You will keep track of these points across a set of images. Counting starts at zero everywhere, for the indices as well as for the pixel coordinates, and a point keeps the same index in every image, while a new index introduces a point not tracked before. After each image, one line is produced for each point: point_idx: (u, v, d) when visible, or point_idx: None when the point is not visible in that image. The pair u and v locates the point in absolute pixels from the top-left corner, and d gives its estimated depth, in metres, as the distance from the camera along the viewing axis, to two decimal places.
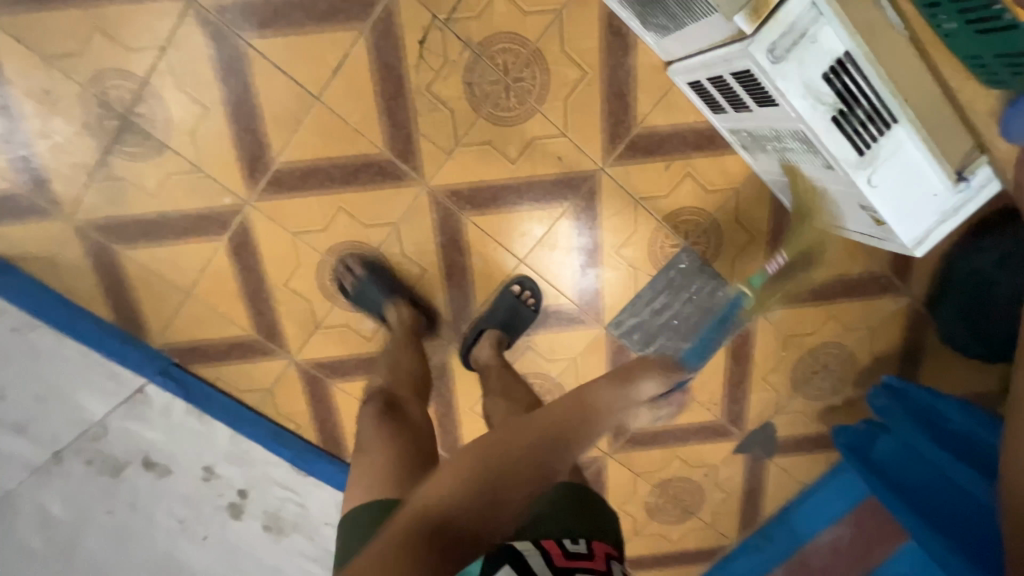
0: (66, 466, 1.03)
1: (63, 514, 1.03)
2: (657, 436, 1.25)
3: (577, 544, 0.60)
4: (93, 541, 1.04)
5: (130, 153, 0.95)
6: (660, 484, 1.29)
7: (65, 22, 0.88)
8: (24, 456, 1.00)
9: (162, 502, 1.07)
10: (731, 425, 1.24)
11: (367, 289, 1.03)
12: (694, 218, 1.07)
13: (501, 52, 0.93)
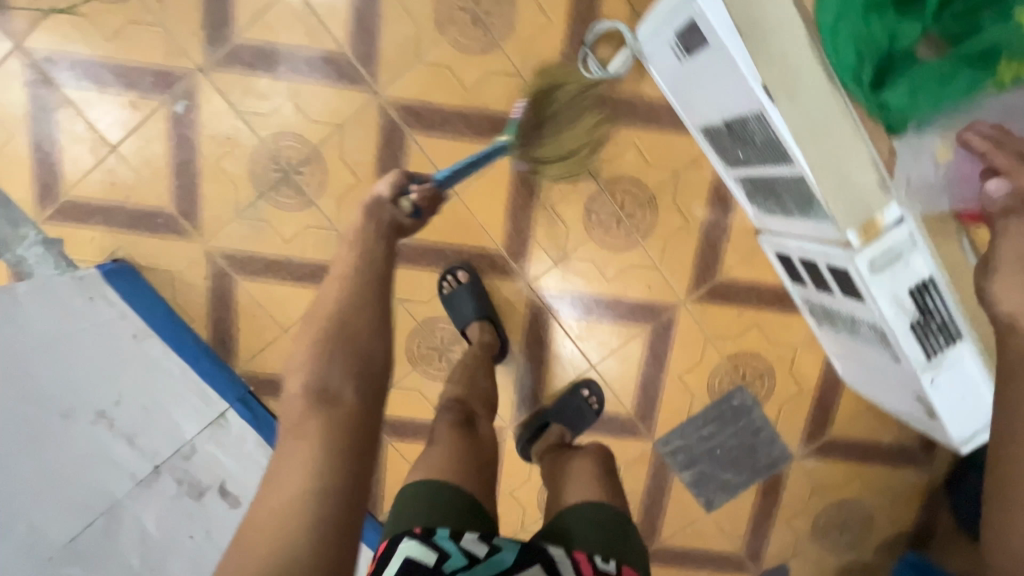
0: (159, 481, 0.92)
1: (154, 532, 0.90)
2: (677, 557, 1.28)
3: (607, 563, 0.67)
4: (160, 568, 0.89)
5: (281, 202, 1.06)
6: None
7: (265, 88, 1.01)
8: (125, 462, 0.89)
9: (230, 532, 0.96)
10: (748, 560, 1.29)
11: (460, 295, 1.08)
12: (754, 363, 1.17)
13: (621, 191, 1.08)
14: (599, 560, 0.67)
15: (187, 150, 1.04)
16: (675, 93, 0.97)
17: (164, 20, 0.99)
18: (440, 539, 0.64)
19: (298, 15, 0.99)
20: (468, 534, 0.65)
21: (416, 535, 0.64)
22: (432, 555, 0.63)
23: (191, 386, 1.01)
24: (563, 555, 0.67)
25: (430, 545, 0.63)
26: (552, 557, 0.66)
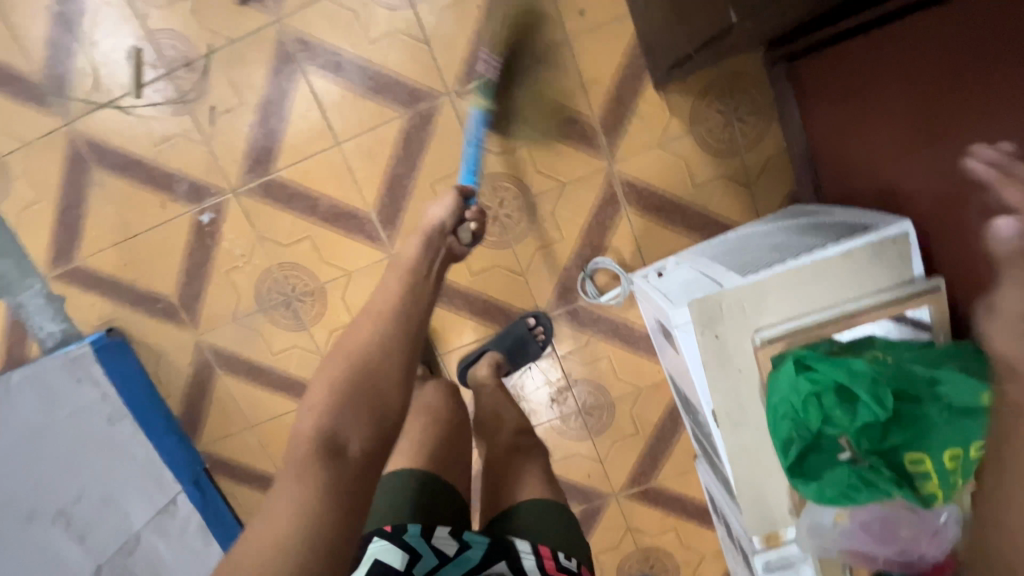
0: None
1: None
2: None
3: (568, 560, 0.70)
4: None
5: (277, 319, 1.13)
6: None
7: (290, 224, 1.08)
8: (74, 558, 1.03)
9: None
10: None
11: None
12: (663, 558, 1.28)
13: (587, 389, 1.17)
14: (562, 556, 0.70)
15: (202, 254, 1.10)
16: (653, 333, 1.04)
17: (210, 138, 1.04)
18: (410, 538, 0.68)
19: (334, 169, 1.05)
20: (442, 532, 0.69)
21: (385, 534, 0.69)
22: (399, 556, 0.67)
23: (154, 464, 1.12)
24: (528, 549, 0.69)
25: (397, 541, 0.68)
26: (518, 555, 0.68)
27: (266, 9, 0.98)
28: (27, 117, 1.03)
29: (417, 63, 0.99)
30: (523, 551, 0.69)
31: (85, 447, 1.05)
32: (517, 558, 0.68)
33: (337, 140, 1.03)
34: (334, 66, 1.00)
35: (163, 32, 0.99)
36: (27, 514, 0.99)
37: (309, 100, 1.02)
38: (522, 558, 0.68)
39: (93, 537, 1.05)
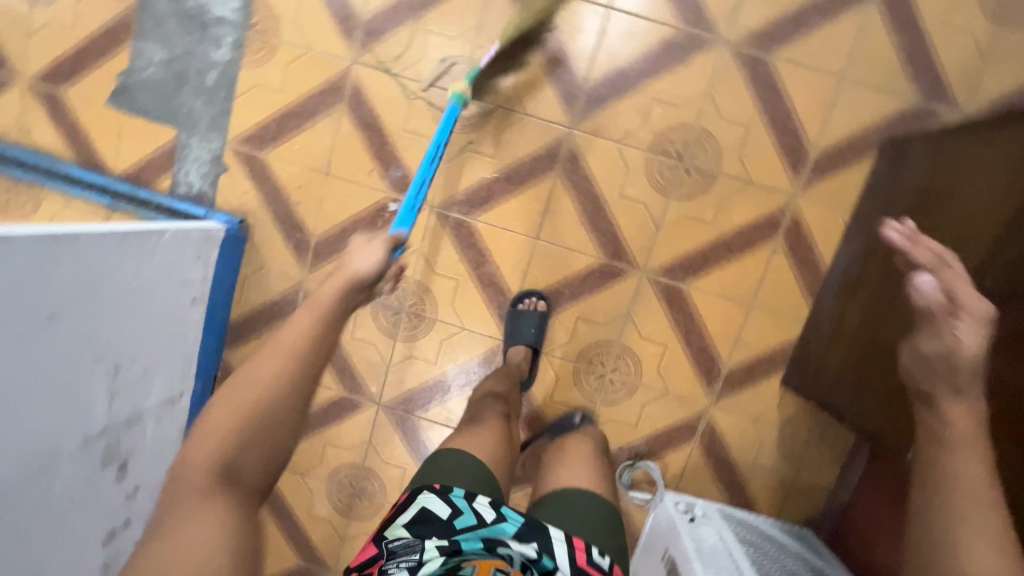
0: (97, 443, 0.91)
1: (62, 490, 0.85)
2: None
3: (600, 557, 0.64)
4: (54, 516, 0.84)
5: (380, 315, 1.20)
6: None
7: (452, 261, 1.16)
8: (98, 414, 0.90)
9: (99, 516, 0.96)
10: None
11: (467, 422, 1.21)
12: None
13: None
14: (595, 550, 0.64)
15: (366, 226, 1.15)
16: (646, 549, 1.14)
17: (449, 158, 1.13)
18: (456, 496, 0.64)
19: (518, 251, 1.15)
20: (483, 498, 0.64)
21: (434, 488, 0.65)
22: (447, 511, 0.62)
23: (183, 361, 1.11)
24: (562, 537, 0.63)
25: (445, 500, 0.63)
26: (548, 540, 0.62)
27: (570, 116, 1.09)
28: (329, 31, 1.10)
29: (640, 233, 1.12)
30: (557, 537, 0.63)
31: (170, 316, 1.03)
32: (548, 541, 0.62)
33: (538, 234, 1.14)
34: (583, 187, 1.12)
35: (483, 67, 1.09)
36: (95, 355, 0.85)
37: (543, 193, 1.12)
38: (555, 544, 0.62)
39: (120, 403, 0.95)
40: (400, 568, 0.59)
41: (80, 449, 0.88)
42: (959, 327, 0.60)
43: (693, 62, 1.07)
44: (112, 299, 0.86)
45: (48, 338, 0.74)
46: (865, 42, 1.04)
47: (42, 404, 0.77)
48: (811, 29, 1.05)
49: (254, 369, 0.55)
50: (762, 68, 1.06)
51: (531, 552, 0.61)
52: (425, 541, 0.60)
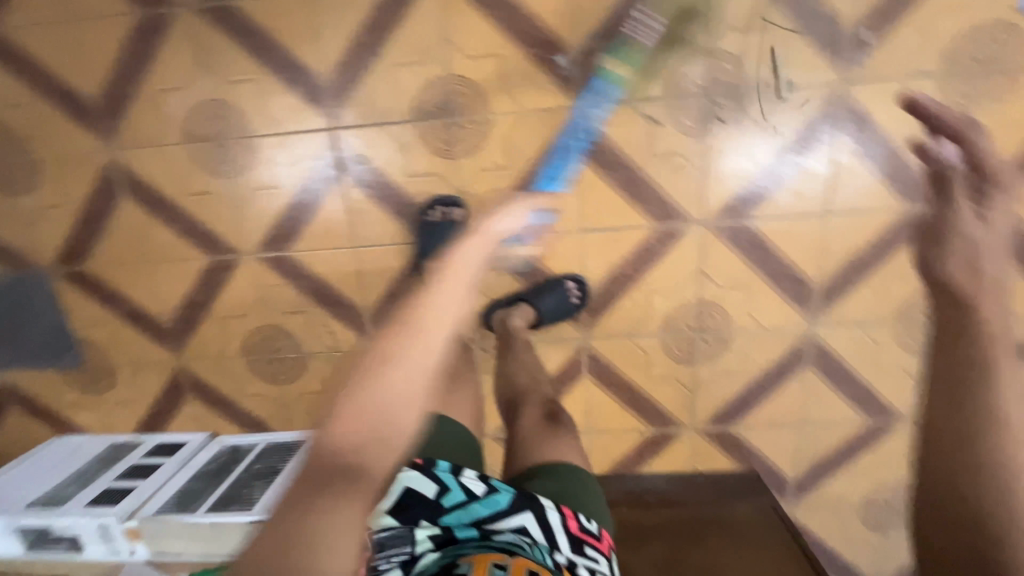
0: None
1: None
2: None
3: (589, 522, 0.76)
4: None
5: (433, 89, 1.00)
6: None
7: (525, 151, 1.02)
8: None
9: None
10: None
11: (362, 227, 1.10)
12: (101, 379, 1.27)
13: (294, 366, 1.22)
14: (582, 517, 0.75)
15: (527, 36, 0.96)
16: None
17: (635, 105, 0.99)
18: (442, 471, 0.74)
19: (564, 215, 1.07)
20: (471, 473, 0.74)
21: (417, 466, 0.73)
22: (434, 489, 0.72)
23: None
24: (551, 505, 0.74)
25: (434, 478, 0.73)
26: (540, 508, 0.72)
27: (718, 218, 1.05)
28: None
29: (618, 322, 1.13)
30: (547, 505, 0.73)
31: None
32: (539, 508, 0.72)
33: (585, 231, 1.07)
34: (644, 254, 1.08)
35: (740, 111, 0.99)
36: None
37: (626, 220, 1.06)
38: (546, 510, 0.73)
39: None
40: (395, 561, 0.69)
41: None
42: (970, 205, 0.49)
43: (788, 307, 1.10)
44: None
45: None
46: (832, 429, 1.20)
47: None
48: (837, 389, 1.16)
49: (343, 413, 0.43)
50: (792, 363, 1.15)
51: (523, 522, 0.71)
52: (416, 531, 0.71)
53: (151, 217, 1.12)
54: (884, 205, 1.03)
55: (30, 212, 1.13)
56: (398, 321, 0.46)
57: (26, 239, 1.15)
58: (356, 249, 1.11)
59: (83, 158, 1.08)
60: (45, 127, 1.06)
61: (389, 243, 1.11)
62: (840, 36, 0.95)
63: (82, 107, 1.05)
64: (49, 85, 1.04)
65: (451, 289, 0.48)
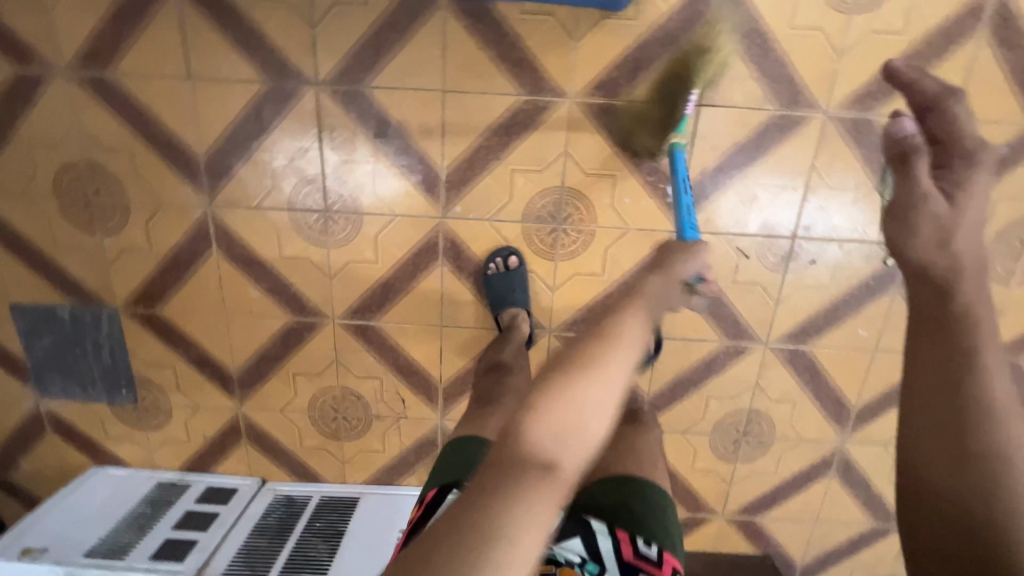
0: None
1: None
2: None
3: (646, 547, 0.80)
4: None
5: (546, 196, 1.05)
6: None
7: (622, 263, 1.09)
8: None
9: None
10: None
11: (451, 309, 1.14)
12: (153, 418, 1.25)
13: (358, 425, 1.24)
14: (641, 542, 0.79)
15: (645, 165, 1.02)
16: (390, 499, 1.25)
17: (730, 238, 1.07)
18: None
19: None
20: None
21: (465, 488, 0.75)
22: None
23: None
24: (604, 530, 0.81)
25: None
26: (592, 534, 0.81)
27: (782, 342, 1.16)
28: (859, 76, 0.96)
29: (675, 420, 1.23)
30: (598, 530, 0.81)
31: None
32: (589, 534, 0.81)
33: (661, 337, 1.16)
34: (710, 364, 1.18)
35: (821, 256, 1.09)
36: None
37: (701, 333, 1.15)
38: (597, 536, 0.80)
39: None
40: None
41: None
42: (928, 179, 0.65)
43: (826, 423, 1.23)
44: None
45: None
46: (842, 528, 1.34)
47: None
48: (854, 495, 1.30)
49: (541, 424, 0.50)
50: (820, 469, 1.28)
51: (576, 545, 0.80)
52: None
53: (239, 274, 1.11)
54: None
55: (111, 252, 1.10)
56: (535, 471, 0.49)
57: (100, 277, 1.12)
58: (441, 327, 1.15)
59: (179, 208, 1.07)
60: (146, 173, 1.04)
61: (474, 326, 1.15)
62: None
63: (189, 161, 1.04)
64: (158, 135, 1.02)
65: (589, 398, 0.52)
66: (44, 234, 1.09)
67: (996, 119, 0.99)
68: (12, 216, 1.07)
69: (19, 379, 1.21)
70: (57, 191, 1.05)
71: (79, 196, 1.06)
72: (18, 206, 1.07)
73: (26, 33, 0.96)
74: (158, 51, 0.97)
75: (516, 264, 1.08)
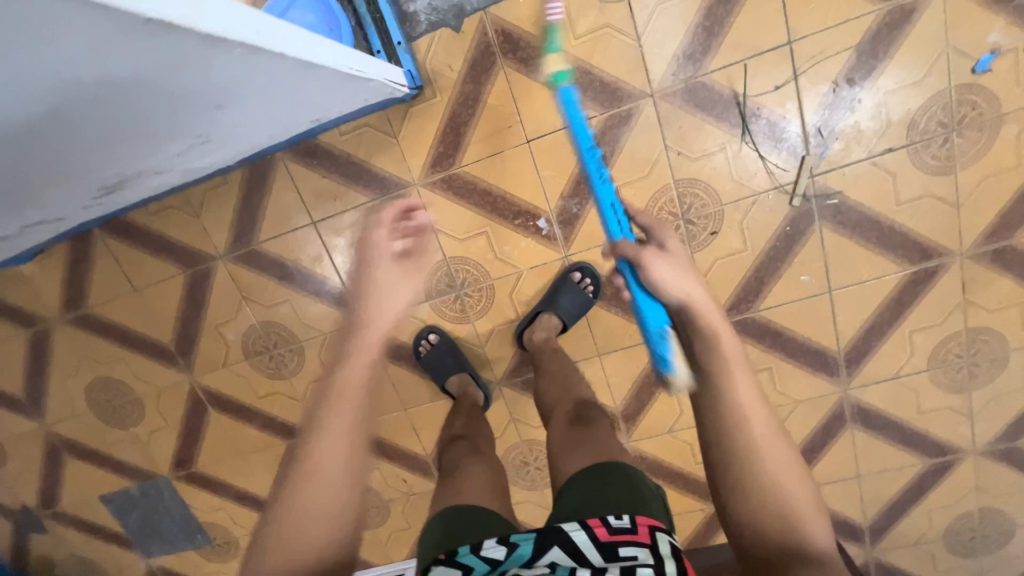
0: (153, 156, 0.76)
1: (65, 169, 0.69)
2: (59, 462, 1.40)
3: (618, 518, 0.58)
4: (42, 177, 0.69)
5: (436, 272, 1.12)
6: (16, 444, 1.39)
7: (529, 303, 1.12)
8: (184, 142, 0.74)
9: (61, 196, 0.80)
10: (53, 509, 1.46)
11: (406, 392, 1.24)
12: (226, 551, 1.48)
13: (377, 513, 1.37)
14: (610, 516, 0.58)
15: (507, 212, 1.06)
16: None
17: None
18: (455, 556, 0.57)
19: (579, 345, 1.16)
20: (486, 540, 0.57)
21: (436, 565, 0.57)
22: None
23: (352, 110, 0.94)
24: (575, 524, 0.57)
25: (445, 567, 0.56)
26: (564, 533, 0.56)
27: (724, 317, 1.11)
28: (665, 48, 0.93)
29: (654, 423, 1.21)
30: (570, 526, 0.57)
31: (289, 123, 0.87)
32: (562, 534, 0.56)
33: (603, 353, 1.16)
34: None
35: (720, 226, 1.02)
36: (218, 104, 0.66)
37: (638, 336, 1.14)
38: (570, 533, 0.56)
39: (193, 147, 0.78)
40: None
41: (80, 166, 0.70)
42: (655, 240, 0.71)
43: (815, 377, 1.12)
44: (291, 89, 0.70)
45: (255, 67, 0.59)
46: (894, 476, 1.20)
47: (111, 111, 0.56)
48: (885, 438, 1.17)
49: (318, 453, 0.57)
50: (834, 424, 1.17)
51: (555, 560, 0.54)
52: None
53: (235, 421, 1.31)
54: (889, 270, 1.03)
55: (143, 435, 1.35)
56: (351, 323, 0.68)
57: (145, 457, 1.38)
58: (404, 409, 1.26)
59: (172, 387, 1.29)
60: (138, 369, 1.28)
61: (430, 399, 1.24)
62: (797, 137, 0.96)
63: (163, 350, 1.25)
64: (134, 339, 1.25)
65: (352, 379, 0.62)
66: (96, 439, 1.37)
67: (836, 21, 0.90)
68: (71, 434, 1.36)
69: (128, 549, 1.51)
70: (91, 406, 1.33)
71: (105, 403, 1.32)
72: (70, 424, 1.35)
73: (25, 304, 1.25)
74: (108, 280, 1.20)
75: (438, 338, 1.15)
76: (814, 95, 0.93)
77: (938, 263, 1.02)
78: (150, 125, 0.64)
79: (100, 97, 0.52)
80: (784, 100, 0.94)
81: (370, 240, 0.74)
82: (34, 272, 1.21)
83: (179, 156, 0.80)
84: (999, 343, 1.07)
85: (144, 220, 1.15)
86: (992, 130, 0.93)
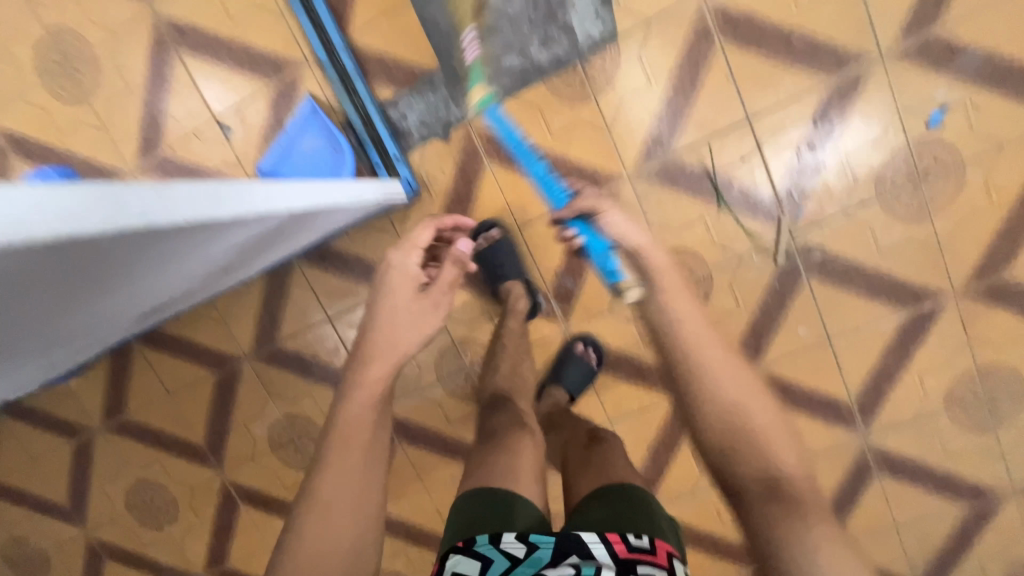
0: (183, 288, 0.88)
1: (113, 310, 0.81)
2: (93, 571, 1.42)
3: (637, 538, 0.60)
4: (94, 320, 0.81)
5: (447, 355, 1.18)
6: (52, 556, 1.43)
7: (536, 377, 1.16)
8: (208, 275, 0.87)
9: (108, 328, 0.92)
10: None
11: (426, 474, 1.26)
12: None
13: None
14: (631, 536, 0.60)
15: None
16: None
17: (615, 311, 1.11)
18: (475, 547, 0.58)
19: (589, 413, 1.18)
20: (504, 536, 0.58)
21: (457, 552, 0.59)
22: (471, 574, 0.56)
23: (355, 221, 1.07)
24: (596, 538, 0.58)
25: (467, 558, 0.58)
26: (585, 544, 0.57)
27: None
28: (635, 136, 1.02)
29: (674, 486, 1.19)
30: (591, 538, 0.58)
31: (299, 242, 0.99)
32: (585, 546, 0.57)
33: (614, 419, 1.17)
34: (673, 422, 1.16)
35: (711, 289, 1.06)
36: (236, 247, 0.78)
37: (645, 399, 1.16)
38: (591, 547, 0.57)
39: (217, 276, 0.90)
40: None
41: (126, 305, 0.82)
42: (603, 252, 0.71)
43: (832, 428, 1.10)
44: (297, 224, 0.82)
45: (266, 221, 0.71)
46: (939, 527, 1.14)
47: (148, 271, 0.68)
48: (918, 486, 1.12)
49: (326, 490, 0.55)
50: (862, 476, 1.12)
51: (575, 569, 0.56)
52: None
53: (263, 513, 1.34)
54: (885, 315, 1.05)
55: (176, 535, 1.39)
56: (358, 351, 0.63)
57: (176, 557, 1.40)
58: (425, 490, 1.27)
59: (204, 483, 1.34)
60: (172, 468, 1.34)
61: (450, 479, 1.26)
62: (770, 201, 1.02)
63: (195, 448, 1.32)
64: (168, 440, 1.32)
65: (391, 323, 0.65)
66: (132, 543, 1.40)
67: (790, 94, 0.98)
68: (107, 539, 1.40)
69: None
70: (128, 508, 1.38)
71: (142, 504, 1.38)
72: (108, 529, 1.40)
73: (71, 415, 1.34)
74: (145, 386, 1.29)
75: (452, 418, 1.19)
76: (780, 162, 1.00)
77: (932, 304, 1.03)
78: (170, 269, 0.74)
79: (141, 265, 0.63)
80: (752, 170, 1.01)
81: (402, 251, 0.70)
82: (79, 385, 1.31)
83: (205, 284, 0.92)
84: (1013, 377, 1.06)
85: (177, 330, 1.25)
86: (958, 177, 0.98)
